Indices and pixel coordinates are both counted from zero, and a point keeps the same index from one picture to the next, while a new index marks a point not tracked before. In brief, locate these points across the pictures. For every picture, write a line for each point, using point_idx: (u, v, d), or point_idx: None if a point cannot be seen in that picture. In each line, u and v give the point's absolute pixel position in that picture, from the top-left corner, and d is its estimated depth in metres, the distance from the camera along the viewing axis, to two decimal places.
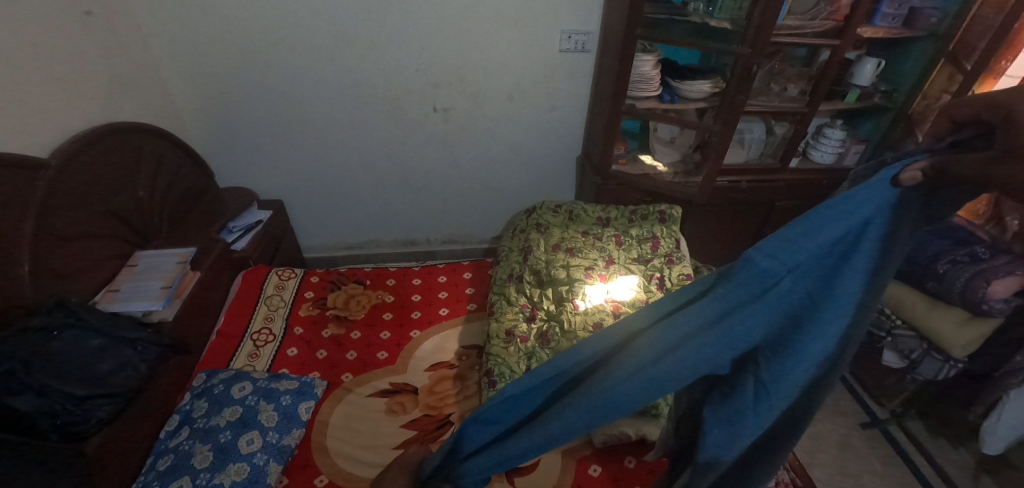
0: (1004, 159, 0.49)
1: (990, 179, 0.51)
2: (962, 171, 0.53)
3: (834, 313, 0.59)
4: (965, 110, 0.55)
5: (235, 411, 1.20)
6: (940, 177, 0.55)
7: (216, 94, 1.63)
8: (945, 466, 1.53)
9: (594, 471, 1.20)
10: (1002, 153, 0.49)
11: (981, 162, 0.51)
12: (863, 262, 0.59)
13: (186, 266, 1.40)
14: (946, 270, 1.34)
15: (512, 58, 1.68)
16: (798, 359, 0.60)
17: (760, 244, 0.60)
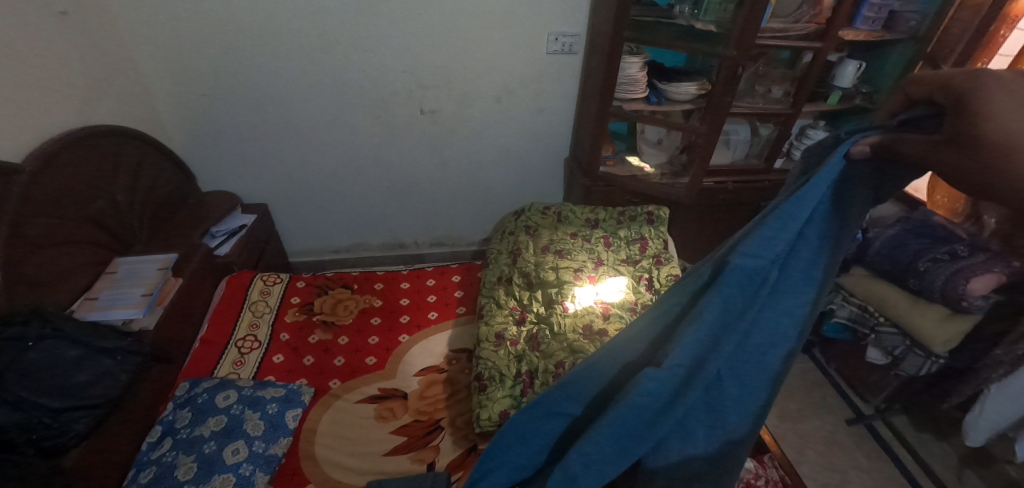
0: (948, 146, 0.52)
1: (930, 161, 0.54)
2: (906, 150, 0.56)
3: (795, 290, 0.64)
4: (921, 89, 0.57)
5: (220, 420, 1.18)
6: (884, 155, 0.59)
7: (197, 96, 1.59)
8: (928, 461, 1.56)
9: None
10: (952, 138, 0.52)
11: (925, 143, 0.54)
12: (822, 235, 0.62)
13: (167, 272, 1.37)
14: (927, 268, 1.36)
15: (499, 60, 1.68)
16: (759, 340, 0.67)
17: (742, 246, 0.61)
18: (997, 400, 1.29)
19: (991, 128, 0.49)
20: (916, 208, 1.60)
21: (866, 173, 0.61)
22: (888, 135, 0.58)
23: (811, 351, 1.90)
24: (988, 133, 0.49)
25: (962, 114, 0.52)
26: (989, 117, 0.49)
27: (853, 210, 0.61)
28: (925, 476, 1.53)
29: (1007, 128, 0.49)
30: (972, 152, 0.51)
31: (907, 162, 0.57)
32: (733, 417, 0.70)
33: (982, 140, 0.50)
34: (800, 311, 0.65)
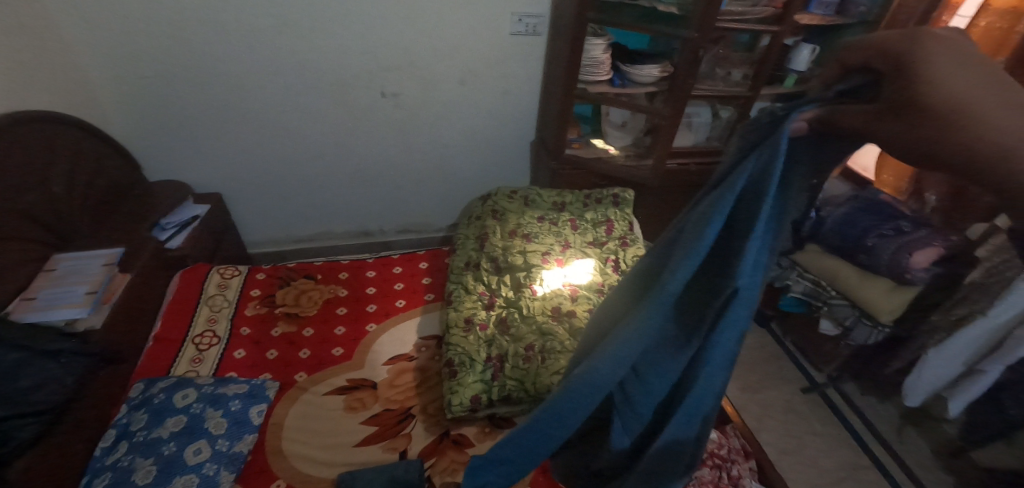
0: (891, 113, 0.52)
1: (871, 132, 0.54)
2: (846, 121, 0.56)
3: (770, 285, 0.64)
4: (857, 58, 0.56)
5: (179, 420, 1.13)
6: (823, 127, 0.59)
7: (138, 79, 1.48)
8: (875, 422, 1.67)
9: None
10: (897, 107, 0.51)
11: (863, 114, 0.54)
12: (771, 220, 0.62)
13: (113, 268, 1.30)
14: (875, 243, 1.44)
15: (462, 41, 1.64)
16: (740, 336, 0.66)
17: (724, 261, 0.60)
18: (933, 364, 1.38)
19: (932, 92, 0.49)
20: (865, 186, 1.68)
21: (808, 149, 0.62)
22: (825, 107, 0.58)
23: (769, 324, 1.99)
24: (931, 96, 0.48)
25: (906, 79, 0.51)
26: (931, 82, 0.49)
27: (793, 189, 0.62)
28: (872, 436, 1.64)
29: (952, 91, 0.48)
30: (918, 118, 0.49)
31: (844, 134, 0.57)
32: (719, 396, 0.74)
33: (925, 104, 0.49)
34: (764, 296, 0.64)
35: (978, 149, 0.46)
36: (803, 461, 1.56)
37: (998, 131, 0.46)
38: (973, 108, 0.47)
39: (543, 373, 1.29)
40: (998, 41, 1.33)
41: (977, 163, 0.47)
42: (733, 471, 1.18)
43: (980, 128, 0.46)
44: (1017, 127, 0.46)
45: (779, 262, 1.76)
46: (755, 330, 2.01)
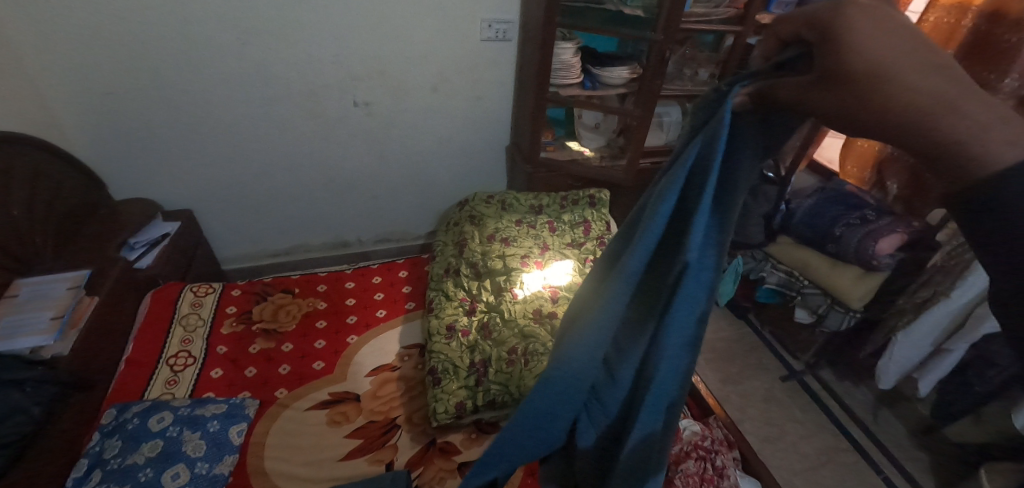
0: (816, 84, 0.45)
1: (803, 104, 0.48)
2: (781, 96, 0.50)
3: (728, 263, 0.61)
4: (787, 28, 0.49)
5: (155, 445, 1.09)
6: (764, 102, 0.53)
7: (100, 95, 1.44)
8: (852, 406, 1.72)
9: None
10: (821, 77, 0.44)
11: (794, 87, 0.48)
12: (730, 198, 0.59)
13: (79, 291, 1.25)
14: (842, 232, 1.49)
15: (433, 48, 1.64)
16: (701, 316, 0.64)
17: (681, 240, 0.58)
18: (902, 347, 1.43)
19: (851, 55, 0.42)
20: (831, 178, 1.74)
21: (753, 127, 0.57)
22: (764, 81, 0.52)
23: (746, 316, 2.04)
24: (851, 62, 0.42)
25: (827, 44, 0.43)
26: (851, 46, 0.42)
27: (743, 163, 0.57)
28: (850, 419, 1.68)
29: (872, 53, 0.41)
30: (840, 89, 0.43)
31: (783, 107, 0.51)
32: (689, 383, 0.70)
33: (846, 72, 0.42)
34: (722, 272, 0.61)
35: (891, 113, 0.41)
36: (784, 449, 1.58)
37: (912, 92, 0.40)
38: (891, 70, 0.40)
39: (526, 375, 1.30)
40: (947, 34, 1.39)
41: (893, 128, 0.41)
42: (718, 462, 1.19)
43: (893, 92, 0.40)
44: (941, 85, 0.39)
45: (753, 254, 1.78)
46: (734, 322, 2.04)
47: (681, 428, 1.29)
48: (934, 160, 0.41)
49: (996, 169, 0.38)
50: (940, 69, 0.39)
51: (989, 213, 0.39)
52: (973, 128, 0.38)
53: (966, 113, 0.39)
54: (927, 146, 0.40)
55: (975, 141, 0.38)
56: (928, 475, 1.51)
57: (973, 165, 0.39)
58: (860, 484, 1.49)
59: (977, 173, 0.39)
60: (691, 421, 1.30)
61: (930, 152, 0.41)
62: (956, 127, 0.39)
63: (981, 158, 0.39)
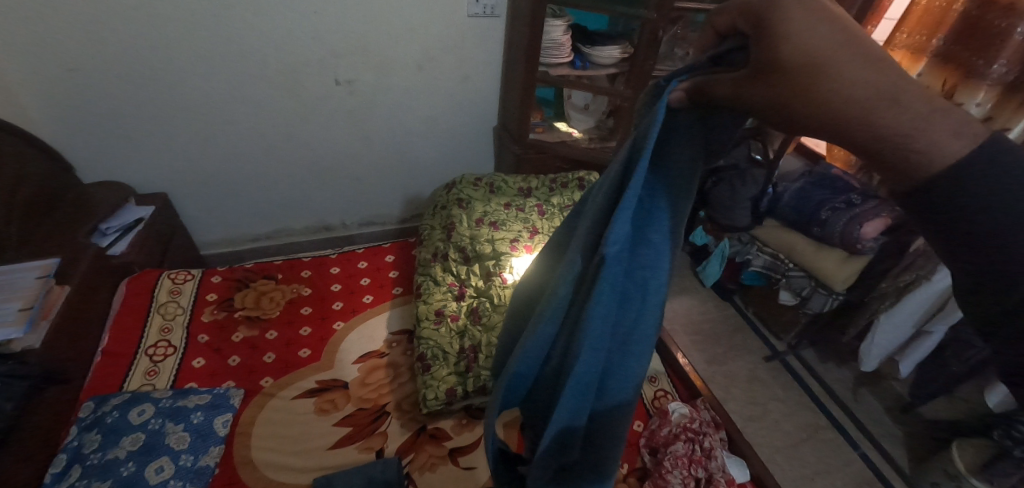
0: (755, 79, 0.44)
1: (743, 101, 0.46)
2: (719, 91, 0.49)
3: (657, 265, 0.57)
4: (726, 20, 0.48)
5: (137, 438, 1.07)
6: (699, 99, 0.52)
7: (62, 72, 1.34)
8: (833, 384, 1.77)
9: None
10: (759, 71, 0.43)
11: (733, 83, 0.47)
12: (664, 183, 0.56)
13: (49, 280, 1.19)
14: (828, 216, 1.51)
15: (418, 24, 1.57)
16: (653, 309, 0.60)
17: (609, 235, 0.54)
18: (884, 330, 1.47)
19: (788, 49, 0.40)
20: (818, 161, 1.75)
21: (690, 124, 0.55)
22: (699, 76, 0.51)
23: (731, 297, 2.06)
24: (788, 56, 0.41)
25: (762, 36, 0.43)
26: (785, 38, 0.41)
27: (672, 160, 0.56)
28: (830, 398, 1.73)
29: (808, 45, 0.40)
30: (780, 84, 0.42)
31: (721, 104, 0.50)
32: (612, 397, 0.65)
33: (784, 66, 0.41)
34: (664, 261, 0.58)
35: (833, 108, 0.40)
36: (767, 426, 1.62)
37: (849, 85, 0.39)
38: (827, 62, 0.39)
39: None
40: (937, 19, 1.38)
41: (837, 124, 0.40)
42: (706, 444, 1.22)
43: (835, 86, 0.39)
44: (877, 79, 0.39)
45: (740, 237, 1.83)
46: (719, 303, 2.07)
47: (670, 410, 1.31)
48: (882, 155, 0.40)
49: (946, 163, 0.38)
50: (874, 62, 0.39)
51: (942, 208, 0.39)
52: (916, 120, 0.38)
53: (908, 105, 0.38)
54: (871, 140, 0.39)
55: (922, 134, 0.38)
56: (901, 449, 1.58)
57: (920, 159, 0.38)
58: (839, 460, 1.55)
59: (928, 167, 0.38)
60: (680, 404, 1.32)
61: (877, 147, 0.40)
62: (900, 119, 0.38)
63: (930, 151, 0.38)
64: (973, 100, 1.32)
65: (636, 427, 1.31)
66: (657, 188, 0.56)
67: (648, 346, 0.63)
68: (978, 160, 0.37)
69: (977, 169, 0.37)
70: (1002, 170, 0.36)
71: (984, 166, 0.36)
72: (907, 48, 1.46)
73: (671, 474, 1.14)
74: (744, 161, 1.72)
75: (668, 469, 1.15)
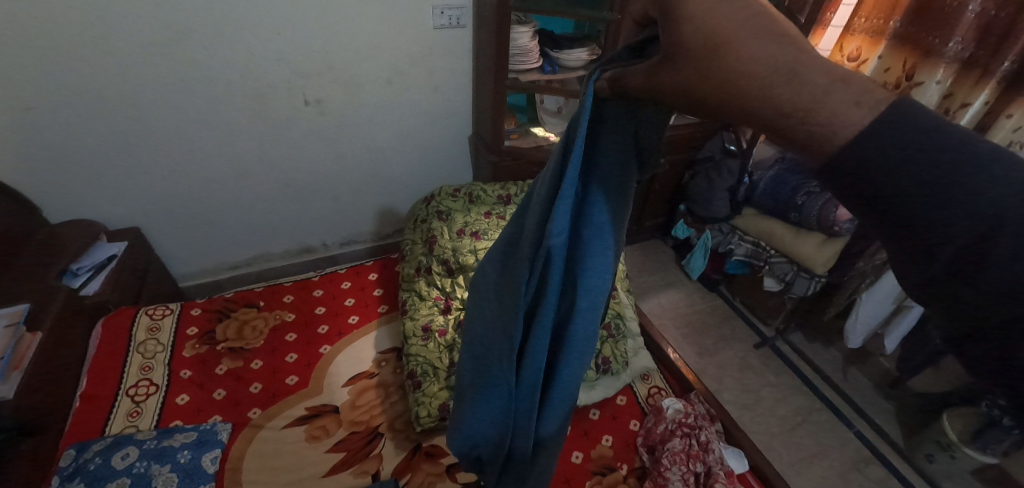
0: (665, 65, 0.43)
1: (657, 90, 0.46)
2: (633, 83, 0.48)
3: (601, 259, 0.62)
4: (638, 9, 0.47)
5: (122, 484, 1.03)
6: (619, 91, 0.52)
7: (19, 112, 1.30)
8: (823, 366, 1.79)
9: (576, 458, 1.23)
10: (666, 56, 0.43)
11: (645, 72, 0.46)
12: (602, 176, 0.59)
13: (19, 328, 1.17)
14: (804, 201, 1.54)
15: (383, 39, 1.56)
16: (598, 296, 0.64)
17: (551, 231, 0.57)
18: (866, 309, 1.49)
19: (689, 30, 0.40)
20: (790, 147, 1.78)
21: (619, 114, 0.57)
22: (617, 68, 0.51)
23: (717, 288, 2.08)
24: (691, 37, 0.40)
25: (667, 20, 0.42)
26: (688, 21, 0.40)
27: (603, 154, 0.59)
28: (821, 380, 1.75)
29: (707, 26, 0.39)
30: (688, 66, 0.41)
31: (639, 97, 0.50)
32: (562, 383, 0.70)
33: (687, 47, 0.41)
34: (606, 251, 0.62)
35: (734, 84, 0.39)
36: (762, 413, 1.63)
37: (753, 62, 0.38)
38: (729, 42, 0.39)
39: None
40: (890, 3, 1.41)
41: (742, 100, 0.39)
42: (703, 437, 1.22)
43: (734, 62, 0.39)
44: (778, 53, 0.37)
45: (720, 228, 1.85)
46: (706, 295, 2.07)
47: (665, 407, 1.31)
48: (788, 130, 0.38)
49: (848, 135, 0.35)
50: (775, 36, 0.38)
51: (850, 179, 0.35)
52: (816, 93, 0.36)
53: (806, 79, 0.36)
54: (776, 118, 0.38)
55: (821, 106, 0.36)
56: (894, 423, 1.61)
57: (823, 132, 0.36)
58: (835, 440, 1.57)
59: (832, 141, 0.35)
60: (673, 400, 1.32)
61: (781, 124, 0.38)
62: (798, 93, 0.36)
63: (832, 124, 0.35)
64: (933, 79, 1.35)
65: (633, 426, 1.31)
66: (593, 181, 0.60)
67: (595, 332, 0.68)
68: (879, 130, 0.33)
69: (878, 138, 0.33)
70: (909, 133, 0.32)
71: (887, 134, 0.33)
72: (866, 32, 1.50)
73: (670, 471, 1.14)
74: (719, 152, 1.86)
75: (667, 466, 1.16)
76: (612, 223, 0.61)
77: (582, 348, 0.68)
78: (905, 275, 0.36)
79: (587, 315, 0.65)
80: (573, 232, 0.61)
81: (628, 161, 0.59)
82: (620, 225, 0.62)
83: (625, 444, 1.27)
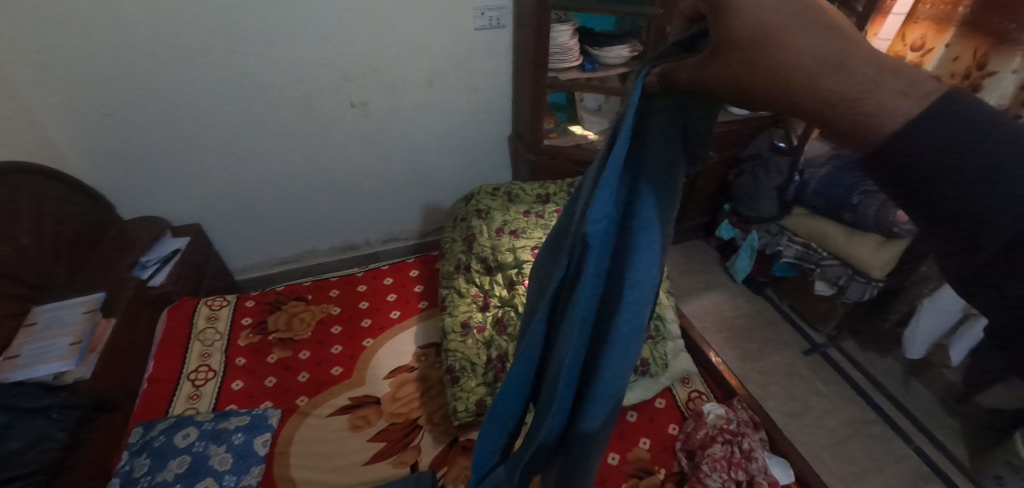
0: (712, 59, 0.42)
1: (704, 84, 0.45)
2: (682, 77, 0.48)
3: (646, 255, 0.59)
4: (687, 6, 0.46)
5: (183, 461, 1.11)
6: (667, 87, 0.51)
7: (97, 117, 1.42)
8: (878, 376, 1.69)
9: (612, 460, 1.21)
10: (714, 50, 0.41)
11: (693, 66, 0.45)
12: (651, 170, 0.58)
13: (95, 314, 1.28)
14: (859, 201, 1.45)
15: (425, 42, 1.60)
16: (643, 296, 0.61)
17: (588, 217, 0.58)
18: (928, 314, 1.41)
19: (737, 24, 0.39)
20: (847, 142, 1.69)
21: (668, 109, 0.57)
22: (666, 64, 0.50)
23: (764, 291, 1.99)
24: (738, 32, 0.39)
25: (714, 13, 0.40)
26: (736, 14, 0.39)
27: (652, 149, 0.58)
28: (876, 390, 1.65)
29: (755, 19, 0.38)
30: (735, 60, 0.40)
31: (688, 91, 0.49)
32: (602, 386, 0.67)
33: (735, 41, 0.39)
34: (652, 249, 0.59)
35: (780, 77, 0.38)
36: (810, 423, 1.56)
37: (802, 54, 0.37)
38: (778, 36, 0.37)
39: None
40: None
41: (789, 92, 0.38)
42: (745, 445, 1.18)
43: (784, 55, 0.37)
44: (825, 44, 0.36)
45: (768, 228, 1.77)
46: (751, 298, 1.99)
47: (706, 412, 1.27)
48: (833, 119, 0.37)
49: (895, 124, 0.34)
50: (824, 28, 0.36)
51: (898, 169, 0.34)
52: (863, 83, 0.35)
53: (855, 69, 0.35)
54: (824, 110, 0.37)
55: (869, 96, 0.34)
56: (958, 440, 1.50)
57: (870, 122, 0.35)
58: (890, 455, 1.47)
59: (879, 130, 0.34)
60: (715, 405, 1.28)
61: (827, 114, 0.37)
62: (845, 83, 0.35)
63: (879, 113, 0.34)
64: (1008, 67, 1.24)
65: (671, 430, 1.28)
66: (642, 173, 0.59)
67: (637, 335, 0.64)
68: (929, 122, 0.32)
69: (929, 129, 0.32)
70: (963, 124, 0.32)
71: (935, 125, 0.32)
72: (931, 19, 1.41)
73: (710, 477, 1.12)
74: (767, 149, 1.80)
75: (707, 473, 1.13)
76: (661, 219, 0.59)
77: (622, 350, 0.64)
78: (960, 273, 0.34)
79: (630, 311, 0.62)
80: (618, 225, 0.60)
81: (677, 157, 0.58)
82: (669, 224, 0.60)
83: (663, 448, 1.24)
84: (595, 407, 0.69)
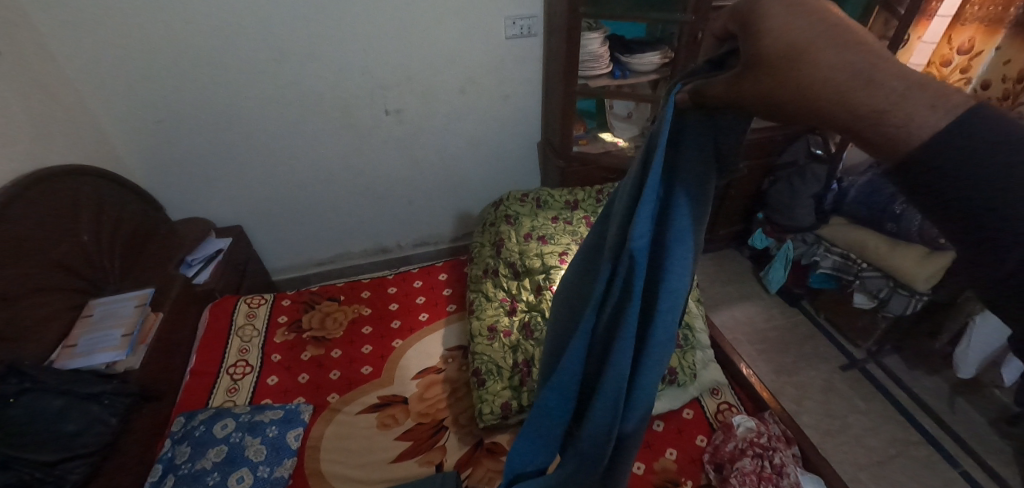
0: (744, 76, 0.42)
1: (736, 100, 0.46)
2: (714, 93, 0.48)
3: (681, 263, 0.60)
4: (718, 26, 0.46)
5: (221, 450, 1.17)
6: (701, 102, 0.52)
7: (153, 123, 1.52)
8: (922, 395, 1.60)
9: (638, 469, 1.20)
10: (745, 65, 0.42)
11: (726, 83, 0.46)
12: (686, 181, 0.58)
13: (145, 309, 1.34)
14: (902, 211, 1.41)
15: (459, 51, 1.64)
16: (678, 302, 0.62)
17: (632, 233, 0.57)
18: (980, 331, 1.35)
19: (769, 43, 0.39)
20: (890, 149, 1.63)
21: (699, 124, 0.57)
22: (699, 80, 0.51)
23: (800, 303, 1.93)
24: (769, 51, 0.39)
25: (747, 32, 0.41)
26: (769, 35, 0.39)
27: (686, 161, 0.58)
28: (921, 410, 1.56)
29: (787, 37, 0.38)
30: (767, 78, 0.40)
31: (721, 105, 0.49)
32: (644, 395, 0.67)
33: (767, 59, 0.39)
34: (687, 258, 0.60)
35: (809, 90, 0.37)
36: (848, 442, 1.49)
37: (828, 68, 0.36)
38: (808, 52, 0.37)
39: None
40: None
41: (815, 105, 0.37)
42: (776, 460, 1.14)
43: (815, 70, 0.37)
44: (853, 59, 0.36)
45: (804, 238, 1.72)
46: (786, 310, 1.93)
47: (736, 424, 1.25)
48: (862, 132, 0.36)
49: (923, 136, 0.33)
50: (852, 44, 0.36)
51: (928, 182, 0.34)
52: (892, 96, 0.34)
53: (883, 83, 0.35)
54: (851, 123, 0.36)
55: (898, 108, 0.34)
56: (1012, 467, 1.40)
57: (898, 134, 0.34)
58: (935, 479, 1.39)
59: (907, 142, 0.34)
60: (745, 417, 1.26)
61: (855, 125, 0.36)
62: (874, 96, 0.35)
63: (907, 124, 0.34)
64: None
65: (699, 442, 1.26)
66: (675, 184, 0.59)
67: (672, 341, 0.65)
68: (957, 134, 0.32)
69: (957, 142, 0.32)
70: (991, 139, 0.31)
71: (963, 139, 0.32)
72: (981, 21, 1.35)
73: None
74: (803, 157, 1.75)
75: None
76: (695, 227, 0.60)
77: (660, 358, 0.65)
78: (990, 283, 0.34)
79: (667, 319, 0.62)
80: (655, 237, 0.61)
81: (710, 167, 0.58)
82: (701, 231, 0.61)
83: (691, 460, 1.22)
84: (640, 419, 0.69)
